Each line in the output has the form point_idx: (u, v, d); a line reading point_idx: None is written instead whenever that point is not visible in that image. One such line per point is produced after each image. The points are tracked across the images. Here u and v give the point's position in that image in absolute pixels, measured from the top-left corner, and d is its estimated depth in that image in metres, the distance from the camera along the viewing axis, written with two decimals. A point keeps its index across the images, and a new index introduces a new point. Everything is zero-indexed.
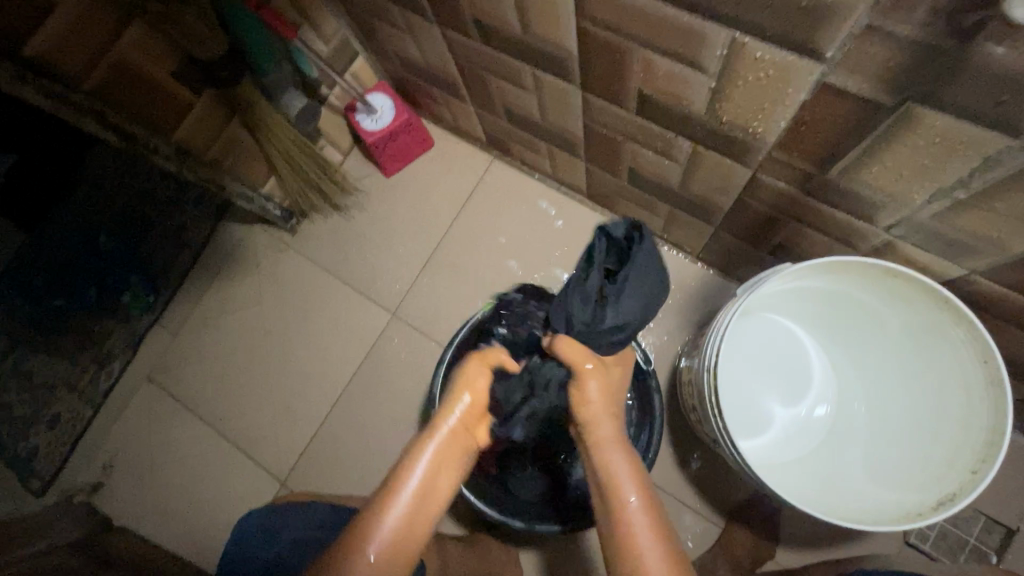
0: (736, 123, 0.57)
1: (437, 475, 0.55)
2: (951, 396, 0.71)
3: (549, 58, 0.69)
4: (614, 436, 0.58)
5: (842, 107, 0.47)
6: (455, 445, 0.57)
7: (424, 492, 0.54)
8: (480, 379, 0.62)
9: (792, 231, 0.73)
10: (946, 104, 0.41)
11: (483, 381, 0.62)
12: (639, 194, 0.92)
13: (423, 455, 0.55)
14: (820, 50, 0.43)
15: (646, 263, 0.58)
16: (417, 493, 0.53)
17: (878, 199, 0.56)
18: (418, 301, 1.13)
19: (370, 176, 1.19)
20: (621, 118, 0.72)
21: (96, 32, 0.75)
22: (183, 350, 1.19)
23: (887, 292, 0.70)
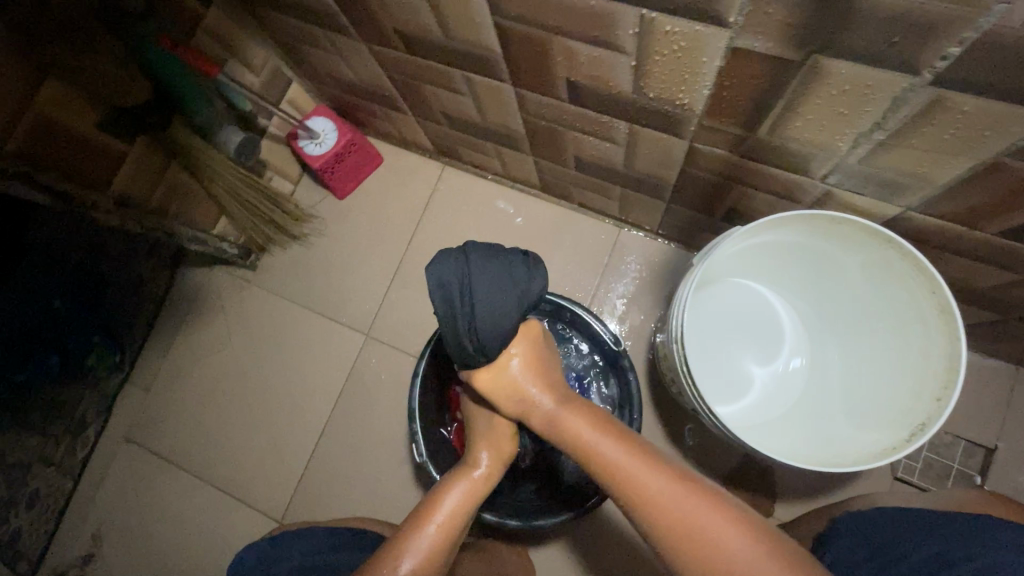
0: (662, 97, 0.59)
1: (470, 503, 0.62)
2: (911, 329, 0.74)
3: (476, 60, 0.69)
4: (564, 404, 0.62)
5: (755, 68, 0.49)
6: (479, 488, 0.64)
7: (452, 522, 0.60)
8: (501, 442, 0.68)
9: (738, 194, 0.75)
10: (848, 52, 0.42)
11: (503, 444, 0.68)
12: (590, 180, 0.93)
13: (454, 490, 0.63)
14: (724, 16, 0.44)
15: (446, 264, 0.57)
16: (444, 526, 0.59)
17: (808, 151, 0.58)
18: (391, 319, 1.12)
19: (324, 201, 1.18)
20: (557, 109, 0.73)
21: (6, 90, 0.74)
22: (159, 403, 1.16)
23: (836, 240, 0.73)
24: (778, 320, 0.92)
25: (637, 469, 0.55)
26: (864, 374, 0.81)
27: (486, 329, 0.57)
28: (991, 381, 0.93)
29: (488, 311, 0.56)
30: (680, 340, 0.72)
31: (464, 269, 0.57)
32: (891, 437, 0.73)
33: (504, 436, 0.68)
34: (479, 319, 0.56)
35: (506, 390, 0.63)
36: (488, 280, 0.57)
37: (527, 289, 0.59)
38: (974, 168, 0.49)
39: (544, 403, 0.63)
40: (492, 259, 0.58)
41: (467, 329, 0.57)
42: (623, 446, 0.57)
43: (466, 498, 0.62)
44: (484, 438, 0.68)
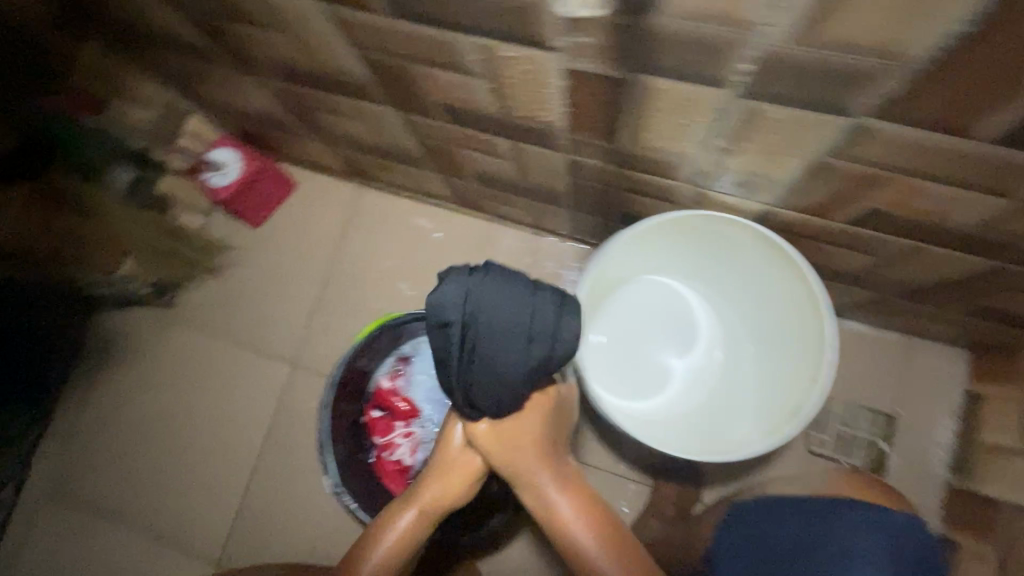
0: (526, 115, 0.60)
1: (422, 528, 0.64)
2: (799, 315, 0.78)
3: (353, 86, 0.70)
4: (556, 477, 0.64)
5: (593, 87, 0.50)
6: (431, 514, 0.65)
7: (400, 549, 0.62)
8: (459, 472, 0.66)
9: (626, 199, 0.77)
10: (662, 70, 0.44)
11: (459, 473, 0.66)
12: (496, 192, 0.94)
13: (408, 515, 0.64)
14: (549, 41, 0.45)
15: (450, 294, 0.54)
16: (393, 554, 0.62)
17: (669, 158, 0.60)
18: (317, 345, 1.11)
19: (239, 231, 1.15)
20: (441, 128, 0.73)
21: None
22: (82, 455, 1.12)
23: (720, 237, 0.76)
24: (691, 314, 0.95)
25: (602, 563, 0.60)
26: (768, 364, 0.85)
27: (481, 370, 0.56)
28: (889, 353, 0.99)
29: (487, 353, 0.55)
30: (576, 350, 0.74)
31: (468, 303, 0.54)
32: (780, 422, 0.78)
33: (463, 468, 0.66)
34: (476, 359, 0.55)
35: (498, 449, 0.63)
36: (491, 321, 0.54)
37: (537, 337, 0.55)
38: (806, 168, 0.53)
39: (538, 469, 0.64)
40: (505, 295, 0.55)
41: (462, 366, 0.56)
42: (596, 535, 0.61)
43: (418, 526, 0.64)
44: (444, 462, 0.67)
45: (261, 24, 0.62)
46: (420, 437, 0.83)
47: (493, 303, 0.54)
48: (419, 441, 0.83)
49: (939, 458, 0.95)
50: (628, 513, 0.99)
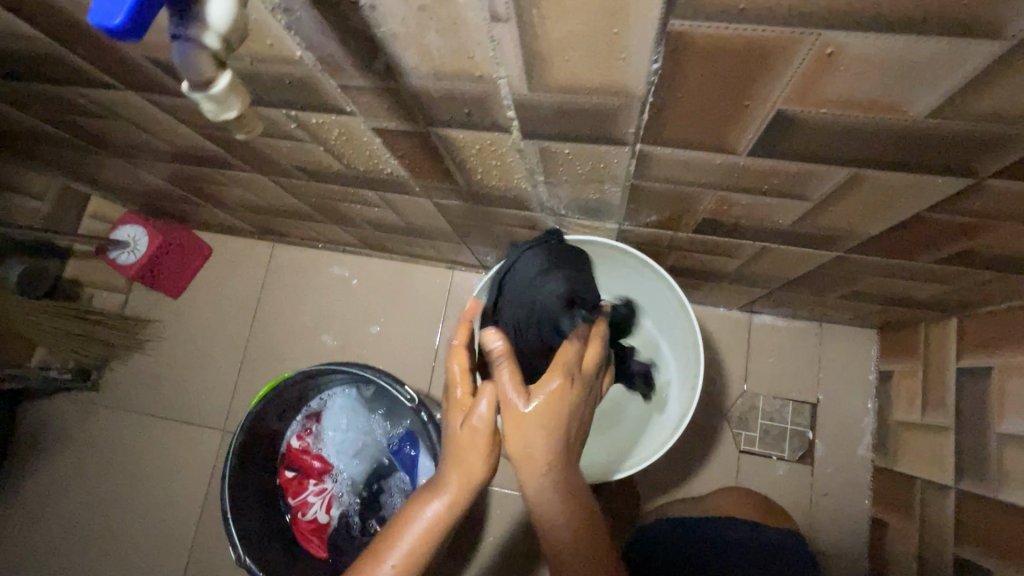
0: (369, 170, 0.62)
1: (424, 553, 0.50)
2: (676, 329, 0.79)
3: (215, 158, 0.72)
4: (568, 490, 0.52)
5: (405, 141, 0.52)
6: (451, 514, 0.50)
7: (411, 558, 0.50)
8: (481, 465, 0.49)
9: (505, 231, 0.79)
10: (447, 123, 0.46)
11: (483, 465, 0.49)
12: (395, 235, 0.96)
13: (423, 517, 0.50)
14: (340, 108, 0.47)
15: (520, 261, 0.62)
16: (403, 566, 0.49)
17: (514, 194, 0.62)
18: (244, 407, 1.10)
19: (160, 303, 1.15)
20: (310, 186, 0.75)
21: None
22: (20, 550, 1.09)
23: (602, 262, 0.79)
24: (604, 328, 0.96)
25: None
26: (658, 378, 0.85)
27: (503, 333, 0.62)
28: (803, 342, 1.00)
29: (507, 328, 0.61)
30: None
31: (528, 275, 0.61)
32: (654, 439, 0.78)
33: (485, 460, 0.49)
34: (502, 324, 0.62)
35: (521, 454, 0.50)
36: (530, 301, 0.60)
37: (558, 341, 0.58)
38: (625, 191, 0.54)
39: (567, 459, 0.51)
40: (555, 286, 0.59)
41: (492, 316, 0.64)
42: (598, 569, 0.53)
43: (432, 531, 0.50)
44: (461, 455, 0.49)
45: (106, 114, 0.64)
46: (332, 492, 0.84)
47: (537, 288, 0.60)
48: (333, 496, 0.84)
49: (864, 441, 0.96)
50: None
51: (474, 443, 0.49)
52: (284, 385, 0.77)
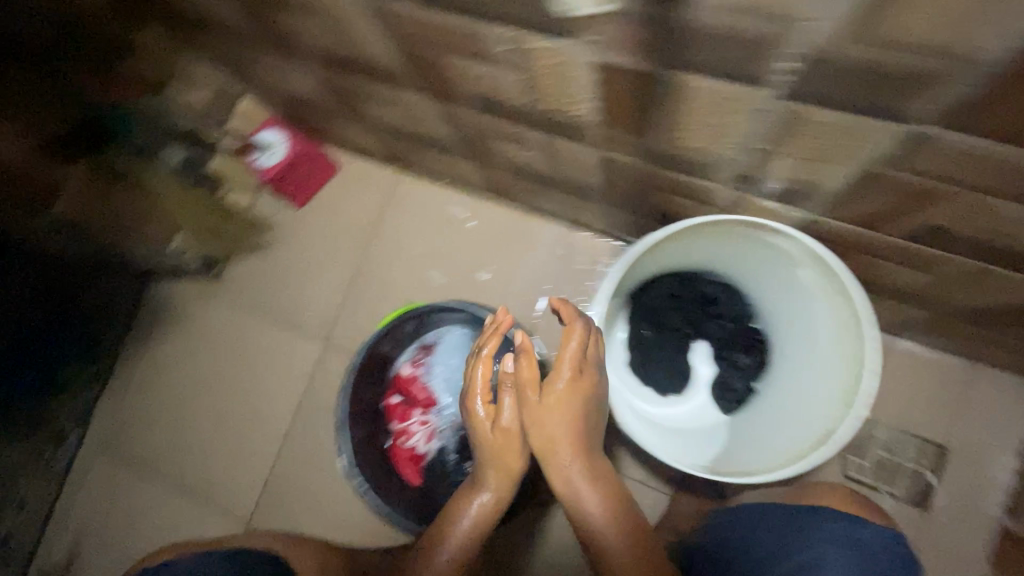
0: (556, 109, 0.58)
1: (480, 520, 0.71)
2: (840, 332, 0.75)
3: (388, 74, 0.70)
4: (587, 481, 0.70)
5: (623, 82, 0.48)
6: (491, 499, 0.72)
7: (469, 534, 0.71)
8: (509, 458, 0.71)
9: (662, 198, 0.74)
10: (695, 65, 0.41)
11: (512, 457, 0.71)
12: (531, 184, 0.93)
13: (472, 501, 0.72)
14: (576, 33, 0.43)
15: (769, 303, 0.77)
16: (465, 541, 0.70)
17: (707, 161, 0.57)
18: (348, 325, 1.14)
19: (284, 211, 1.19)
20: (473, 118, 0.72)
21: None
22: (134, 412, 1.20)
23: (763, 242, 0.74)
24: (742, 328, 0.92)
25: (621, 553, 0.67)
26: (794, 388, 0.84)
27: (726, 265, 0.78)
28: (946, 379, 0.91)
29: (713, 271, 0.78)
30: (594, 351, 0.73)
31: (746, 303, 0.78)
32: (784, 445, 0.78)
33: (511, 454, 0.71)
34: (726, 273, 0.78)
35: (536, 435, 0.68)
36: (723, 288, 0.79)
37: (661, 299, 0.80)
38: (855, 175, 0.48)
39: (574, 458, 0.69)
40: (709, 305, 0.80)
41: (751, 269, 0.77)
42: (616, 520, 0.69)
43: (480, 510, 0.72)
44: (492, 453, 0.72)
45: (302, 11, 0.63)
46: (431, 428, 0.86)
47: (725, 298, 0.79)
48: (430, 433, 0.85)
49: (993, 498, 0.87)
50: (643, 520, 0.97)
51: (503, 434, 0.70)
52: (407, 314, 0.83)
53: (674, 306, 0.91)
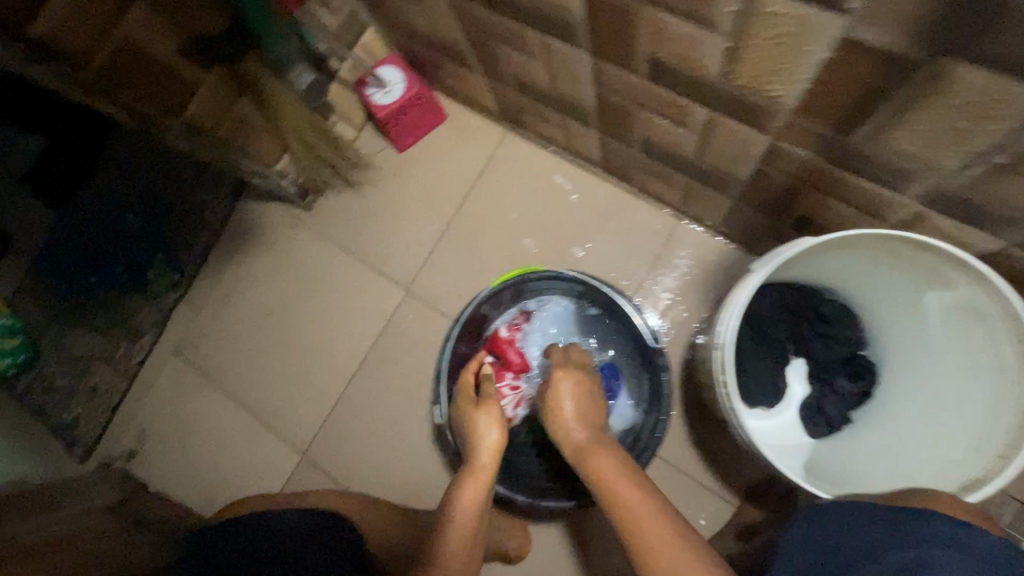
0: (751, 86, 0.54)
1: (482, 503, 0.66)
2: (987, 375, 0.68)
3: (555, 23, 0.66)
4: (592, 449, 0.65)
5: (862, 65, 0.44)
6: (485, 474, 0.69)
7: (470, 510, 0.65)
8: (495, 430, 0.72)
9: (814, 201, 0.70)
10: (982, 52, 0.38)
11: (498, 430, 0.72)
12: (656, 165, 0.88)
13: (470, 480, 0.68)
14: (840, 2, 0.40)
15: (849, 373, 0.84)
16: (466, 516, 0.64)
17: (906, 168, 0.53)
18: (430, 277, 1.13)
19: (383, 152, 1.18)
20: (633, 84, 0.68)
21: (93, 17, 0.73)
22: (207, 326, 1.21)
23: (916, 265, 0.68)
24: (851, 353, 0.85)
25: (642, 505, 0.55)
26: (911, 428, 0.75)
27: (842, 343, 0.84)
28: None
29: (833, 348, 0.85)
30: (725, 347, 0.69)
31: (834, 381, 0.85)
32: (900, 483, 0.71)
33: (498, 421, 0.73)
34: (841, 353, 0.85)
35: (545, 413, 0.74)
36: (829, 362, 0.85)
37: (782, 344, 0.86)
38: None
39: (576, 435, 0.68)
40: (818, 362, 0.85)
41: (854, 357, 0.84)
42: (632, 478, 0.59)
43: (478, 485, 0.67)
44: (484, 429, 0.73)
45: None
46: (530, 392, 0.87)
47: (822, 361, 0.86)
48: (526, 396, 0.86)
49: None
50: (704, 526, 0.95)
51: (488, 412, 0.74)
52: (519, 277, 0.84)
53: (779, 317, 0.88)
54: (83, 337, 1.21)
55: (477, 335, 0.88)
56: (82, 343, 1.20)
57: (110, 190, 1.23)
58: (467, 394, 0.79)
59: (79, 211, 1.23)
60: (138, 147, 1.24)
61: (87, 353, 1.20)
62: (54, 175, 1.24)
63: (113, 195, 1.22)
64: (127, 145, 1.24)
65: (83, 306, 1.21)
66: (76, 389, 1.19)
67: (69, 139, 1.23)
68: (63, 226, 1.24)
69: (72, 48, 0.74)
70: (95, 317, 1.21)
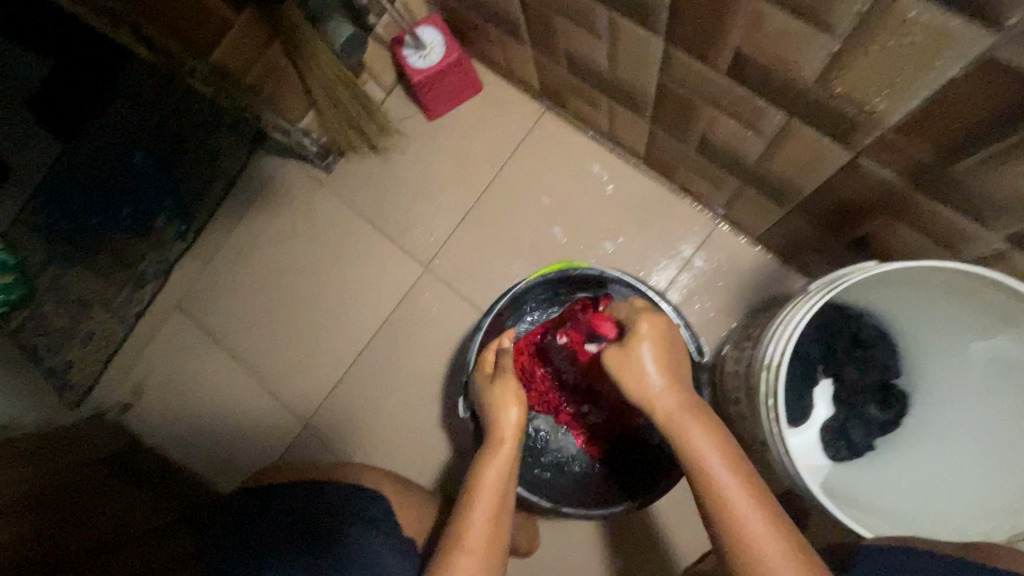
0: (850, 97, 0.50)
1: (506, 482, 0.63)
2: None
3: (630, 2, 0.60)
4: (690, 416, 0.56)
5: (999, 89, 0.40)
6: (504, 457, 0.64)
7: (494, 500, 0.61)
8: (509, 408, 0.67)
9: (881, 224, 0.66)
10: None
11: (512, 409, 0.67)
12: (707, 165, 0.84)
13: (488, 466, 0.63)
14: (1000, 16, 0.36)
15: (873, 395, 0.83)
16: (488, 508, 0.60)
17: (1010, 202, 0.50)
18: (453, 256, 1.08)
19: (413, 118, 1.11)
20: (705, 79, 0.63)
21: None
22: (212, 283, 1.16)
23: (977, 301, 0.65)
24: (884, 381, 0.83)
25: (735, 494, 0.51)
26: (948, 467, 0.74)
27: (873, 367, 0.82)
28: None
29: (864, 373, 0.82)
30: (775, 369, 0.67)
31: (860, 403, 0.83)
32: (933, 520, 0.70)
33: (511, 400, 0.68)
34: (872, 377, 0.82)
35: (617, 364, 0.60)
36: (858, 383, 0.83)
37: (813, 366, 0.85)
38: None
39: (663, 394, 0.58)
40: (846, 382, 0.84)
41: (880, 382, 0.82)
42: (728, 463, 0.53)
43: (499, 472, 0.63)
44: (497, 407, 0.68)
45: None
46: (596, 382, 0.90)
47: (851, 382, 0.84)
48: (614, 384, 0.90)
49: None
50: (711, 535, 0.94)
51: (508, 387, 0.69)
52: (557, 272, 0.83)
53: (814, 336, 0.84)
54: (80, 281, 1.15)
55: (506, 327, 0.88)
56: (80, 287, 1.15)
57: (117, 129, 1.16)
58: (484, 373, 0.75)
59: (86, 149, 1.17)
60: (147, 85, 1.16)
61: (84, 299, 1.15)
62: (60, 109, 1.17)
63: (124, 136, 1.16)
64: (136, 82, 1.16)
65: (81, 250, 1.16)
66: (71, 335, 1.14)
67: (77, 71, 1.16)
68: (64, 163, 1.17)
69: None
70: (93, 262, 1.15)
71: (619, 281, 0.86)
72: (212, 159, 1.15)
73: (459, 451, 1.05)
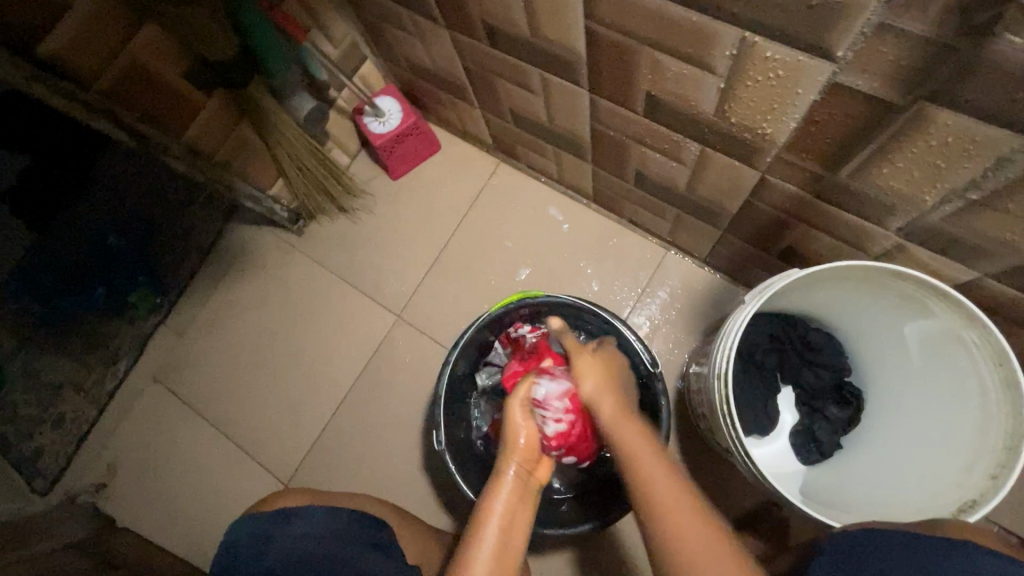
0: (744, 124, 0.58)
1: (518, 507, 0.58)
2: (968, 397, 0.71)
3: (555, 62, 0.69)
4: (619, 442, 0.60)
5: (852, 107, 0.49)
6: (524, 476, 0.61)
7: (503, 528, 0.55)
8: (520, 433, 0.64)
9: (801, 233, 0.73)
10: (961, 100, 0.43)
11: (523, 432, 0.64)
12: (648, 198, 0.92)
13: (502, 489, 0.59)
14: (832, 49, 0.44)
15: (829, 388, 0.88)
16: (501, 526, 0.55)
17: (892, 202, 0.58)
18: (424, 303, 1.13)
19: (378, 179, 1.19)
20: (629, 121, 0.72)
21: (97, 45, 0.76)
22: (189, 351, 1.17)
23: (897, 293, 0.72)
24: (839, 381, 0.87)
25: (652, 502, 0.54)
26: (904, 453, 0.78)
27: (826, 362, 0.87)
28: None
29: (822, 364, 0.87)
30: (725, 377, 0.72)
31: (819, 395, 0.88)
32: (895, 506, 0.73)
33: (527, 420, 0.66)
34: (831, 369, 0.87)
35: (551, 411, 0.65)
36: (817, 374, 0.88)
37: (771, 375, 0.90)
38: None
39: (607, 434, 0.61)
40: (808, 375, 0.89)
41: (836, 378, 0.87)
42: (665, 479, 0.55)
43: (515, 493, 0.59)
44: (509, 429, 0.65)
45: None
46: None
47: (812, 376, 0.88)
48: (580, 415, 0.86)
49: None
50: None
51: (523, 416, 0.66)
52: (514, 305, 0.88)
53: (768, 346, 0.89)
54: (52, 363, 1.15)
55: (469, 360, 0.91)
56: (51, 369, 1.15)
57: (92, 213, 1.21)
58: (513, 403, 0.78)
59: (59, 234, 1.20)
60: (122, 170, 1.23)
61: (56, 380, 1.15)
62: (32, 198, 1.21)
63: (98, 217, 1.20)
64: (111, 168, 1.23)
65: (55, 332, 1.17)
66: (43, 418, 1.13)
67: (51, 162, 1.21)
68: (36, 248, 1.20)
69: (84, 69, 0.77)
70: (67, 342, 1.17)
71: (576, 308, 0.90)
72: (187, 233, 1.20)
73: (443, 497, 1.04)
